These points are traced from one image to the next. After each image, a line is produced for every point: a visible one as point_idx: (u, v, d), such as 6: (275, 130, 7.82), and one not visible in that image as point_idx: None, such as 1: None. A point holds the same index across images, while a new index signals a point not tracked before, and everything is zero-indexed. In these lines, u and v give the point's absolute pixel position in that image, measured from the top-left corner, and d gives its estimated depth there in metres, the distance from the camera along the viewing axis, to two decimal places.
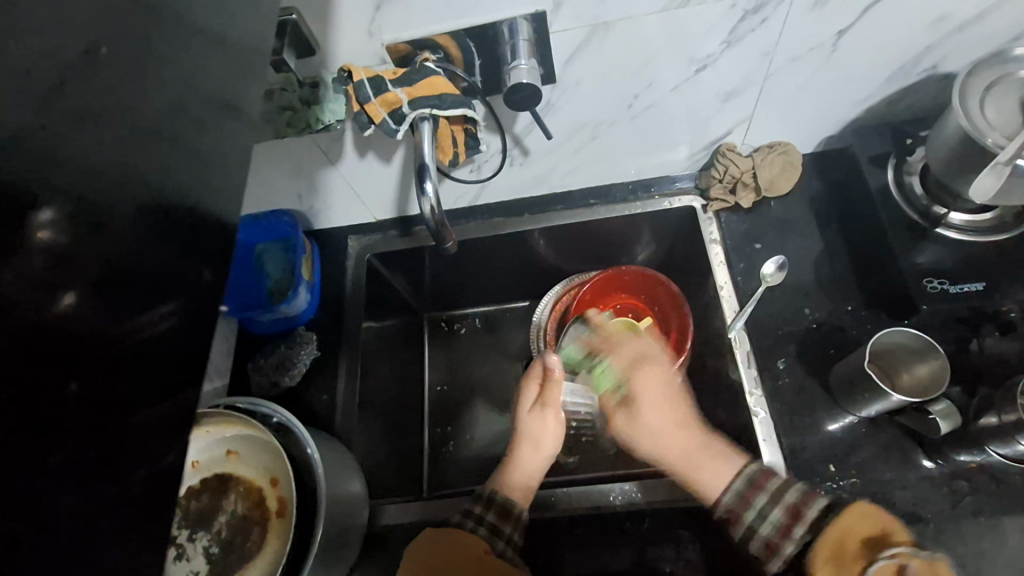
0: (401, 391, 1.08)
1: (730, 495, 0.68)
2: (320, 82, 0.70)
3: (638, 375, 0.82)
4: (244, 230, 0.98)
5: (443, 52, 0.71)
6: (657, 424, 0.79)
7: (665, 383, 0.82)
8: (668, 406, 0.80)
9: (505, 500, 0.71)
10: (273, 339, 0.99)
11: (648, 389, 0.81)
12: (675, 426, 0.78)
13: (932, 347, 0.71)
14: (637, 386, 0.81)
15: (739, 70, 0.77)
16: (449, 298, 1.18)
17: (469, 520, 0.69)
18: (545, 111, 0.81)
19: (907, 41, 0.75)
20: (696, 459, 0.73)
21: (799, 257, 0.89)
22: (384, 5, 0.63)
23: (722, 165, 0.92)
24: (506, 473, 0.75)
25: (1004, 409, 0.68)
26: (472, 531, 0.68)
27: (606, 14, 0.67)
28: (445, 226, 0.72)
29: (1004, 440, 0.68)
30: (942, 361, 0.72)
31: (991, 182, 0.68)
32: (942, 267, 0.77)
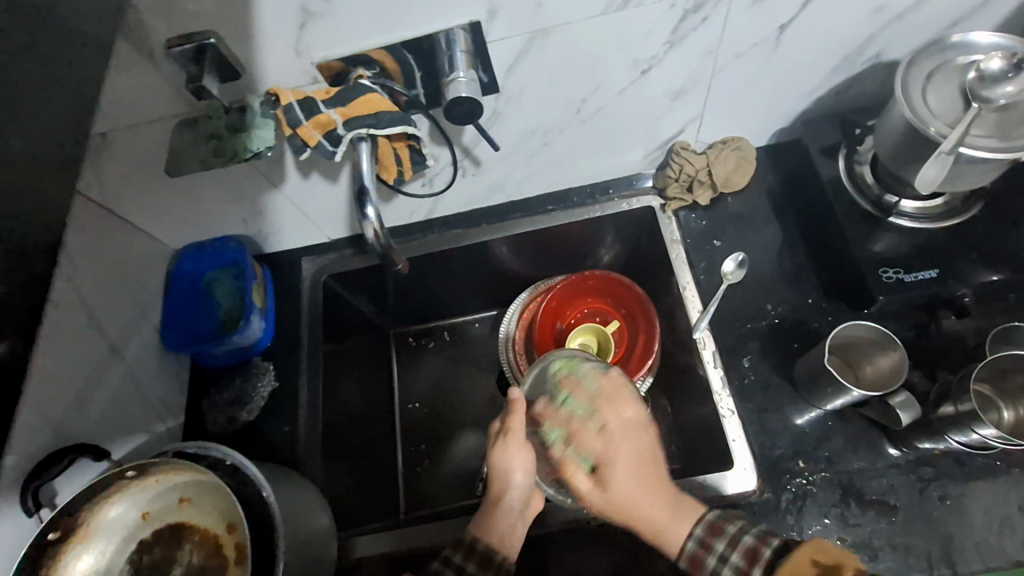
0: (368, 413, 1.04)
1: (692, 542, 0.67)
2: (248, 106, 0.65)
3: (610, 456, 0.68)
4: (190, 259, 0.95)
5: (379, 67, 0.68)
6: (628, 493, 0.67)
7: (630, 466, 0.68)
8: (628, 494, 0.68)
9: (488, 548, 0.66)
10: (226, 373, 0.95)
11: (620, 466, 0.68)
12: (641, 509, 0.68)
13: (888, 337, 0.70)
14: (608, 467, 0.68)
15: (684, 70, 0.76)
16: (414, 312, 1.16)
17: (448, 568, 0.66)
18: (493, 121, 0.79)
19: (848, 33, 0.74)
20: (665, 519, 0.68)
21: (759, 251, 0.89)
22: (309, 24, 0.61)
23: (677, 164, 0.91)
24: (493, 514, 0.69)
25: (959, 399, 0.68)
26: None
27: (543, 20, 0.65)
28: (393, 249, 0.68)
29: (962, 431, 0.68)
30: (901, 352, 0.71)
31: (934, 172, 0.67)
32: (897, 256, 0.78)
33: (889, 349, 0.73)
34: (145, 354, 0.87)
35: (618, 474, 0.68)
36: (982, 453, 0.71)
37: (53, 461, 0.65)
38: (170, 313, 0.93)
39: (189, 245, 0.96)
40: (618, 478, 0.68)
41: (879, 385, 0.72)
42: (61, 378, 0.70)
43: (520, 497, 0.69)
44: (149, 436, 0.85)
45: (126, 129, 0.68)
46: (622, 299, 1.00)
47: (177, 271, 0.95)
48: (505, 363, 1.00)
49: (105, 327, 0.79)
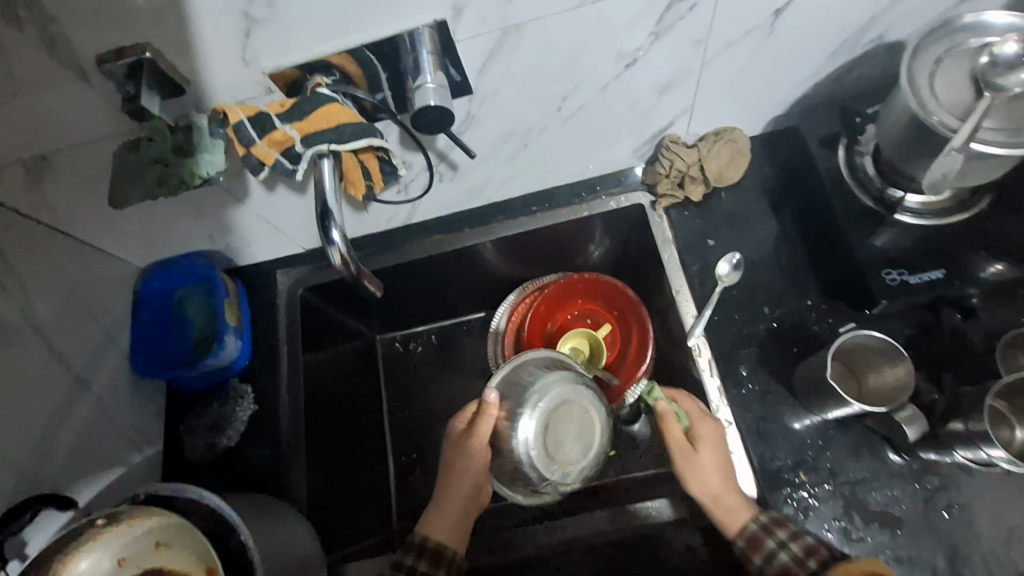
0: (359, 425, 1.01)
1: (753, 524, 0.66)
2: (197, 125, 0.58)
3: (703, 428, 0.72)
4: (157, 279, 0.91)
5: (338, 73, 0.62)
6: (714, 466, 0.70)
7: (719, 447, 0.72)
8: (712, 464, 0.70)
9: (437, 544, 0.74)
10: (203, 397, 0.91)
11: (710, 443, 0.72)
12: (718, 483, 0.69)
13: (894, 348, 0.66)
14: (700, 438, 0.72)
15: (672, 62, 0.70)
16: (400, 317, 1.11)
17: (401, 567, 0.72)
18: (467, 124, 0.73)
19: (847, 15, 0.69)
20: (732, 500, 0.68)
21: (756, 250, 0.84)
22: (254, 31, 0.54)
23: (667, 159, 0.85)
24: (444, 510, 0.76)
25: (971, 416, 0.65)
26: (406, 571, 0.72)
27: (514, 16, 0.59)
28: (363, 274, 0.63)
29: (968, 445, 0.65)
30: (908, 366, 0.67)
31: (942, 177, 0.62)
32: (901, 255, 0.73)
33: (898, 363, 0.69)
34: (115, 382, 0.83)
35: (709, 444, 0.71)
36: (988, 469, 0.68)
37: (13, 517, 0.61)
38: (140, 337, 0.88)
39: (155, 264, 0.91)
40: (707, 448, 0.71)
41: (882, 400, 0.68)
42: (21, 421, 0.66)
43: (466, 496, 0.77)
44: (126, 469, 0.81)
45: (66, 150, 0.62)
46: (613, 301, 0.97)
47: (145, 292, 0.90)
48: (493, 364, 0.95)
49: (67, 358, 0.75)
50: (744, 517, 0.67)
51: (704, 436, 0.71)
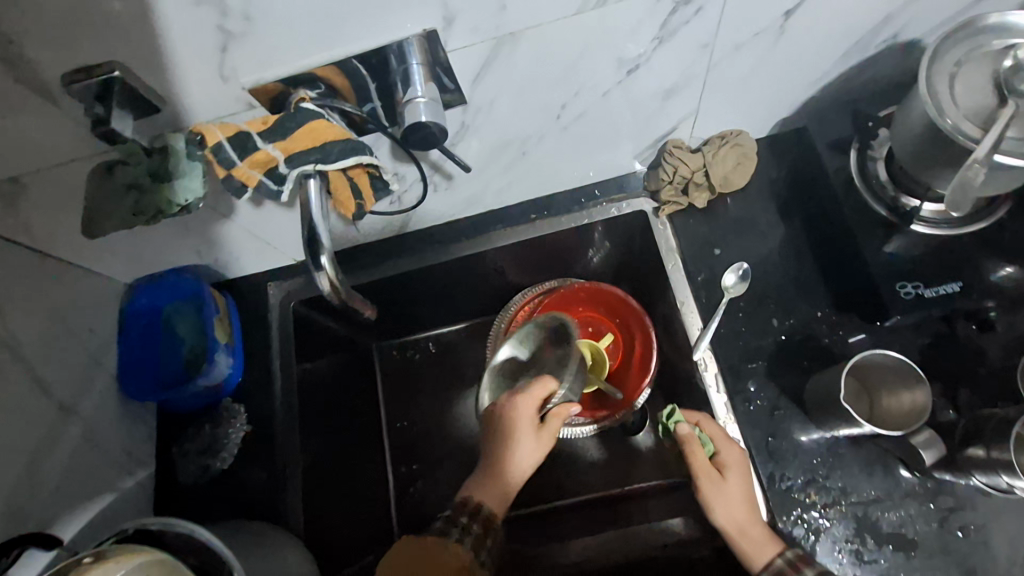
0: (359, 436, 0.99)
1: (780, 559, 0.63)
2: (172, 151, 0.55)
3: (728, 453, 0.70)
4: (144, 295, 0.88)
5: (323, 85, 0.58)
6: (739, 495, 0.67)
7: (744, 476, 0.69)
8: (740, 493, 0.67)
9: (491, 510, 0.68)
10: (194, 416, 0.88)
11: (735, 470, 0.69)
12: (746, 513, 0.66)
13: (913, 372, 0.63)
14: (726, 464, 0.69)
15: (677, 66, 0.67)
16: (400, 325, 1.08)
17: (456, 527, 0.65)
18: (461, 135, 0.70)
19: (862, 15, 0.65)
20: (759, 532, 0.65)
21: (763, 259, 0.81)
22: (231, 46, 0.51)
23: (670, 166, 0.81)
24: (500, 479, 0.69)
25: (991, 443, 0.62)
26: (460, 542, 0.64)
27: (509, 24, 0.55)
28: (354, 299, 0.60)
29: (986, 472, 0.63)
30: (928, 391, 0.63)
31: (960, 198, 0.59)
32: (915, 267, 0.70)
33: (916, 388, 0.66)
34: (103, 406, 0.80)
35: (736, 472, 0.68)
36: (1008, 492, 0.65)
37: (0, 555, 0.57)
38: (128, 356, 0.86)
39: (141, 279, 0.88)
40: (734, 477, 0.68)
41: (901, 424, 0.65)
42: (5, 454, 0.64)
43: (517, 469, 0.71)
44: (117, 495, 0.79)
45: (37, 172, 0.59)
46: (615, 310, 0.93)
47: (131, 309, 0.87)
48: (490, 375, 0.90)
49: (51, 386, 0.72)
50: (770, 551, 0.64)
51: (730, 462, 0.69)
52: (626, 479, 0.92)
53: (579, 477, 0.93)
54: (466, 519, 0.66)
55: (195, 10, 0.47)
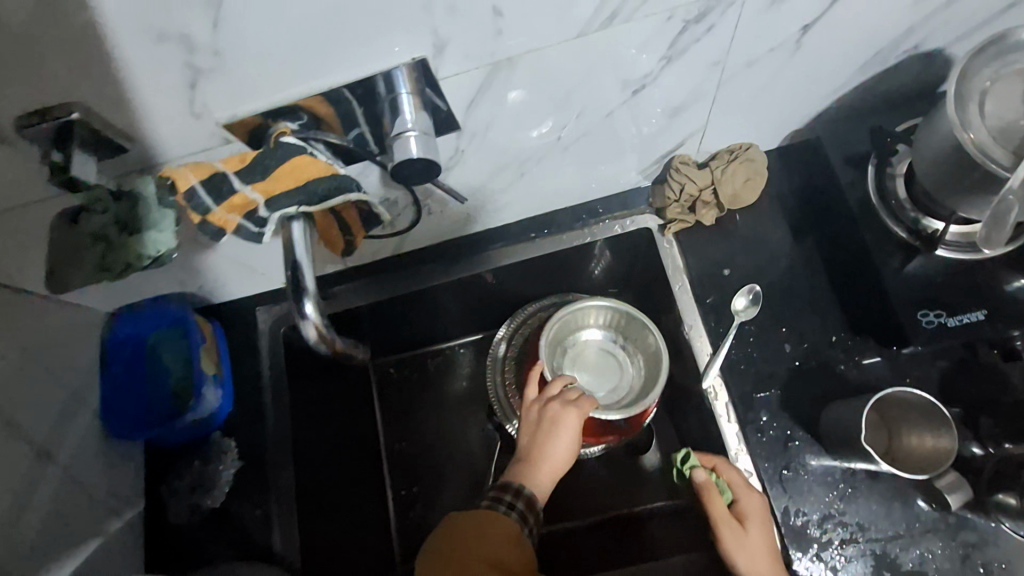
0: (358, 458, 0.94)
1: None
2: (142, 200, 0.50)
3: (749, 504, 0.67)
4: (126, 325, 0.83)
5: (306, 116, 0.53)
6: (761, 547, 0.65)
7: (765, 526, 0.66)
8: (762, 545, 0.65)
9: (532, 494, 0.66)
10: (184, 451, 0.85)
11: (755, 521, 0.66)
12: (770, 567, 0.63)
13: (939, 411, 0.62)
14: (747, 514, 0.67)
15: (685, 84, 0.62)
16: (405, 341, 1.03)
17: (502, 504, 0.64)
18: (455, 160, 0.65)
19: (883, 27, 0.60)
20: None
21: (775, 281, 0.78)
22: (201, 83, 0.46)
23: (677, 183, 0.77)
24: (542, 466, 0.68)
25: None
26: (507, 517, 0.63)
27: (506, 49, 0.51)
28: (341, 348, 0.57)
29: (1013, 519, 0.61)
30: (954, 437, 0.63)
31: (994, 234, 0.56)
32: (937, 294, 0.67)
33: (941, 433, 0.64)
34: (85, 448, 0.76)
35: (756, 523, 0.66)
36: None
37: None
38: (111, 391, 0.82)
39: (122, 309, 0.83)
40: (756, 528, 0.66)
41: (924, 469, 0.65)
42: None
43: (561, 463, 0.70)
44: (106, 539, 0.76)
45: None
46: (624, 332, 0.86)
47: (113, 339, 0.83)
48: (495, 401, 0.83)
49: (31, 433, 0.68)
50: None
51: (752, 511, 0.67)
52: (635, 500, 0.89)
53: (586, 500, 0.90)
54: (510, 497, 0.65)
55: (159, 48, 0.42)
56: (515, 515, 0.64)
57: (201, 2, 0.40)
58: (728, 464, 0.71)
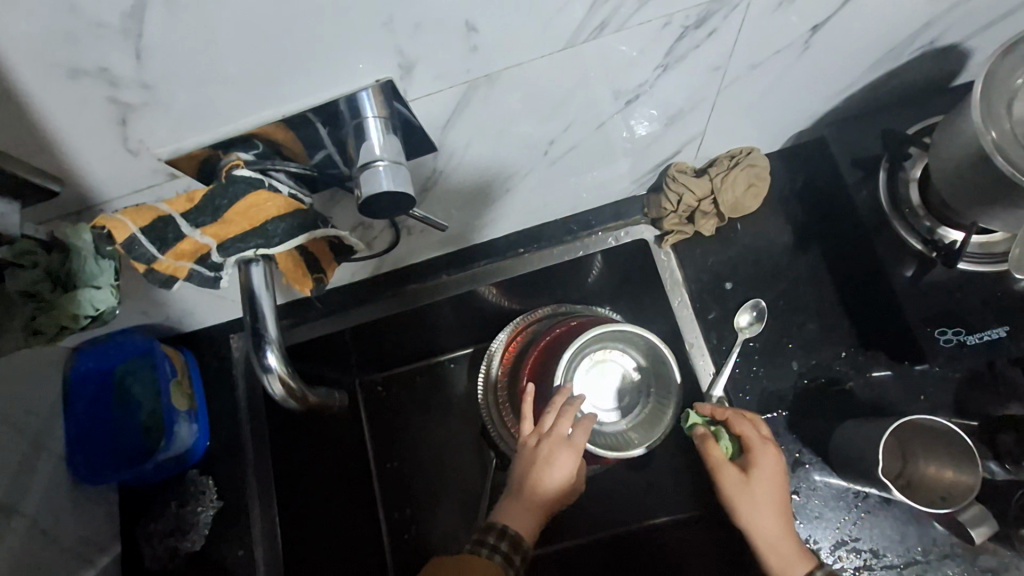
0: (346, 478, 0.87)
1: None
2: (81, 253, 0.45)
3: (758, 458, 0.62)
4: (90, 361, 0.78)
5: (261, 143, 0.46)
6: (767, 503, 0.60)
7: (779, 481, 0.61)
8: (772, 498, 0.60)
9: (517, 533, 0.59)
10: (160, 490, 0.80)
11: (765, 477, 0.61)
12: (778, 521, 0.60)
13: (968, 446, 0.59)
14: (754, 469, 0.61)
15: (682, 92, 0.57)
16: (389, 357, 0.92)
17: (484, 546, 0.58)
18: (434, 180, 0.59)
19: (900, 22, 0.55)
20: (789, 548, 0.59)
21: (780, 294, 0.73)
22: (131, 118, 0.40)
23: (673, 193, 0.72)
24: (533, 506, 0.61)
25: None
26: (489, 560, 0.57)
27: (483, 66, 0.45)
28: (312, 401, 0.52)
29: None
30: (976, 476, 0.60)
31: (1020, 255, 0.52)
32: (957, 310, 0.63)
33: (961, 467, 0.61)
34: (51, 496, 0.71)
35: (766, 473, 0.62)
36: None
37: None
38: (76, 436, 0.76)
39: (85, 342, 0.77)
40: (764, 483, 0.61)
41: (933, 499, 0.62)
42: None
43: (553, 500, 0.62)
44: None
45: None
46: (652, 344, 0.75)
47: (77, 375, 0.77)
48: (488, 419, 0.78)
49: None
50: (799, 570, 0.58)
51: (764, 467, 0.61)
52: (646, 513, 0.81)
53: (591, 515, 0.82)
54: (493, 537, 0.58)
55: (73, 84, 0.37)
56: (497, 558, 0.57)
57: (114, 33, 0.34)
58: (739, 416, 0.64)
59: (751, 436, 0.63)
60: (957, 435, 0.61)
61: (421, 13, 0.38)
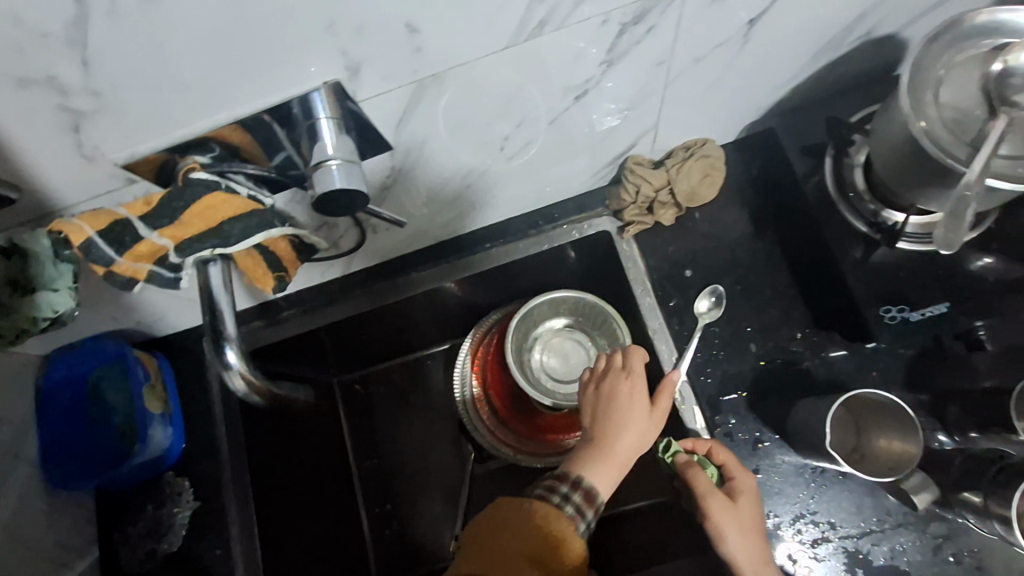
0: (326, 475, 0.89)
1: None
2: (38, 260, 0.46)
3: (738, 483, 0.63)
4: (58, 369, 0.77)
5: (217, 146, 0.47)
6: (752, 526, 0.60)
7: (757, 504, 0.62)
8: (751, 526, 0.60)
9: (591, 482, 0.57)
10: (136, 496, 0.79)
11: (747, 499, 0.62)
12: (760, 548, 0.59)
13: (907, 414, 0.62)
14: (737, 492, 0.62)
15: (631, 86, 0.59)
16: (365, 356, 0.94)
17: (555, 496, 0.55)
18: (394, 178, 0.61)
19: (834, 15, 0.57)
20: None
21: (738, 280, 0.76)
22: (84, 124, 0.41)
23: (632, 185, 0.74)
24: (606, 456, 0.58)
25: (989, 492, 0.62)
26: (560, 512, 0.54)
27: (430, 66, 0.47)
28: (273, 395, 0.53)
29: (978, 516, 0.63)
30: (918, 448, 0.62)
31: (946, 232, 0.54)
32: (903, 288, 0.66)
33: (908, 438, 0.64)
34: (26, 503, 0.71)
35: (747, 499, 0.62)
36: (990, 533, 0.65)
37: None
38: (49, 442, 0.77)
39: (55, 351, 0.77)
40: (746, 504, 0.61)
41: (881, 470, 0.65)
42: None
43: (629, 447, 0.59)
44: None
45: None
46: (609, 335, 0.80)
47: (47, 385, 0.77)
48: (462, 407, 0.83)
49: None
50: None
51: (746, 489, 0.62)
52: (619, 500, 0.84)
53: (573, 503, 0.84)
54: (565, 484, 0.56)
55: (23, 93, 0.38)
56: (569, 509, 0.55)
57: (59, 43, 0.35)
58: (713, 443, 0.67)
59: (730, 460, 0.65)
60: (902, 408, 0.63)
61: (362, 16, 0.40)
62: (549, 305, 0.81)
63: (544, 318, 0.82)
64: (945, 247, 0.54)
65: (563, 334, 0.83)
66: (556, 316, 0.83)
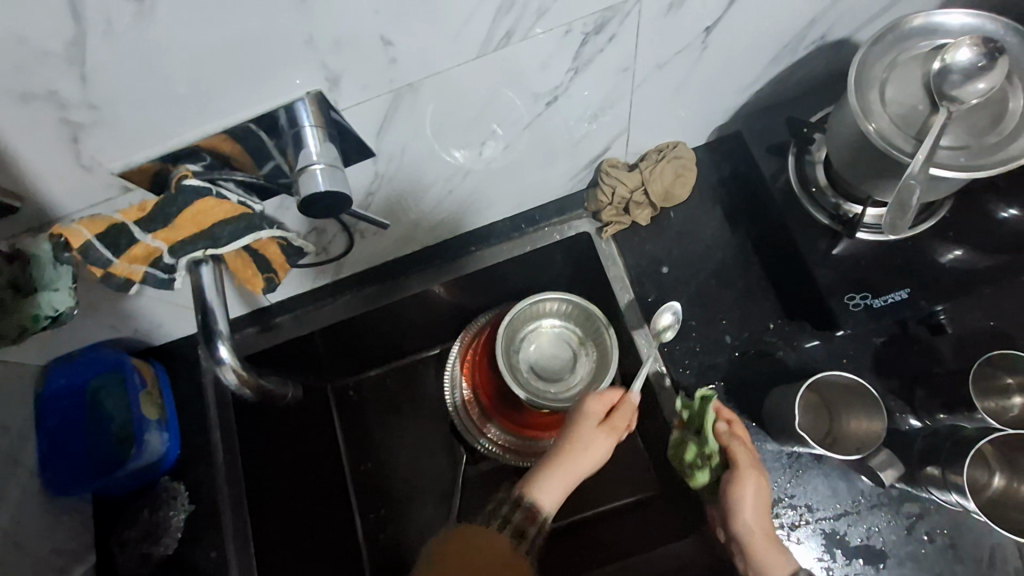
0: (320, 479, 0.90)
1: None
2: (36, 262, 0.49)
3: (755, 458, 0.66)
4: (56, 378, 0.79)
5: (208, 155, 0.50)
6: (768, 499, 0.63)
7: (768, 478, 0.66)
8: (766, 500, 0.63)
9: (534, 501, 0.62)
10: (133, 502, 0.81)
11: (764, 472, 0.65)
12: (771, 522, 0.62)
13: (869, 392, 0.68)
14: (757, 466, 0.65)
15: (599, 92, 0.62)
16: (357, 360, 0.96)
17: (496, 516, 0.60)
18: (378, 185, 0.64)
19: (786, 21, 0.61)
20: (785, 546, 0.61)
21: (712, 274, 0.79)
22: (82, 134, 0.44)
23: (608, 186, 0.78)
24: (553, 473, 0.63)
25: (953, 468, 0.65)
26: (499, 533, 0.59)
27: (405, 75, 0.50)
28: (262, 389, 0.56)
29: (941, 491, 0.66)
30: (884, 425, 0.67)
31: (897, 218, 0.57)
32: (865, 275, 0.69)
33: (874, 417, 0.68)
34: (24, 509, 0.72)
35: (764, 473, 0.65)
36: (958, 508, 0.67)
37: None
38: (47, 449, 0.78)
39: (54, 360, 0.80)
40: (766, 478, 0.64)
41: (851, 447, 0.69)
42: None
43: (578, 468, 0.64)
44: None
45: None
46: (592, 332, 0.83)
47: (46, 394, 0.79)
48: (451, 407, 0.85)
49: None
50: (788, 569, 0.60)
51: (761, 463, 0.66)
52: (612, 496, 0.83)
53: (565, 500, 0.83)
54: (508, 503, 0.61)
55: (26, 106, 0.41)
56: (508, 529, 0.59)
57: (58, 59, 0.38)
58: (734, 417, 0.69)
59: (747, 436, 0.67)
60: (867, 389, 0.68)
61: (339, 31, 0.44)
62: (534, 306, 0.82)
63: (530, 319, 0.84)
64: (887, 233, 0.58)
65: (549, 336, 0.84)
66: (543, 318, 0.84)
